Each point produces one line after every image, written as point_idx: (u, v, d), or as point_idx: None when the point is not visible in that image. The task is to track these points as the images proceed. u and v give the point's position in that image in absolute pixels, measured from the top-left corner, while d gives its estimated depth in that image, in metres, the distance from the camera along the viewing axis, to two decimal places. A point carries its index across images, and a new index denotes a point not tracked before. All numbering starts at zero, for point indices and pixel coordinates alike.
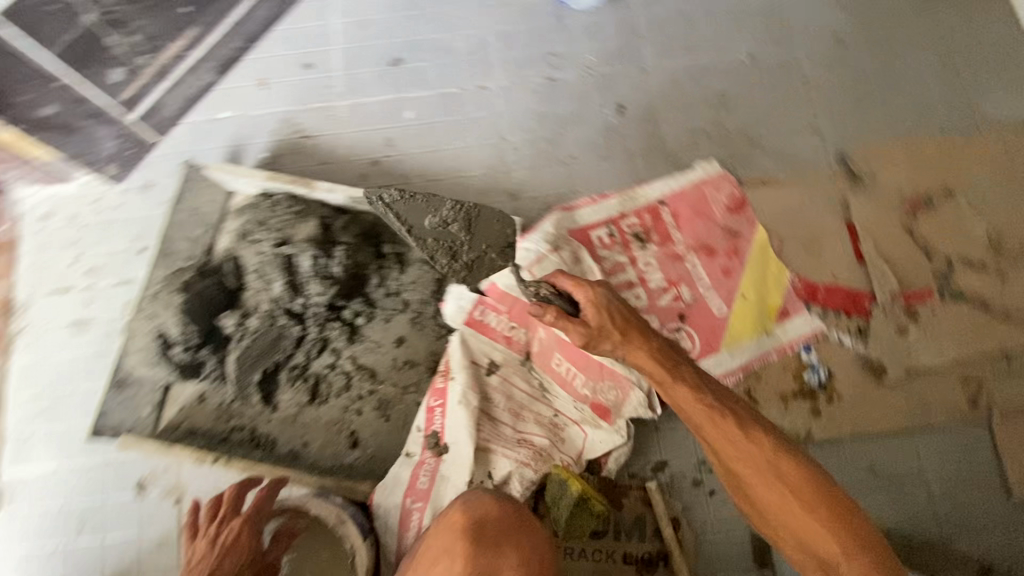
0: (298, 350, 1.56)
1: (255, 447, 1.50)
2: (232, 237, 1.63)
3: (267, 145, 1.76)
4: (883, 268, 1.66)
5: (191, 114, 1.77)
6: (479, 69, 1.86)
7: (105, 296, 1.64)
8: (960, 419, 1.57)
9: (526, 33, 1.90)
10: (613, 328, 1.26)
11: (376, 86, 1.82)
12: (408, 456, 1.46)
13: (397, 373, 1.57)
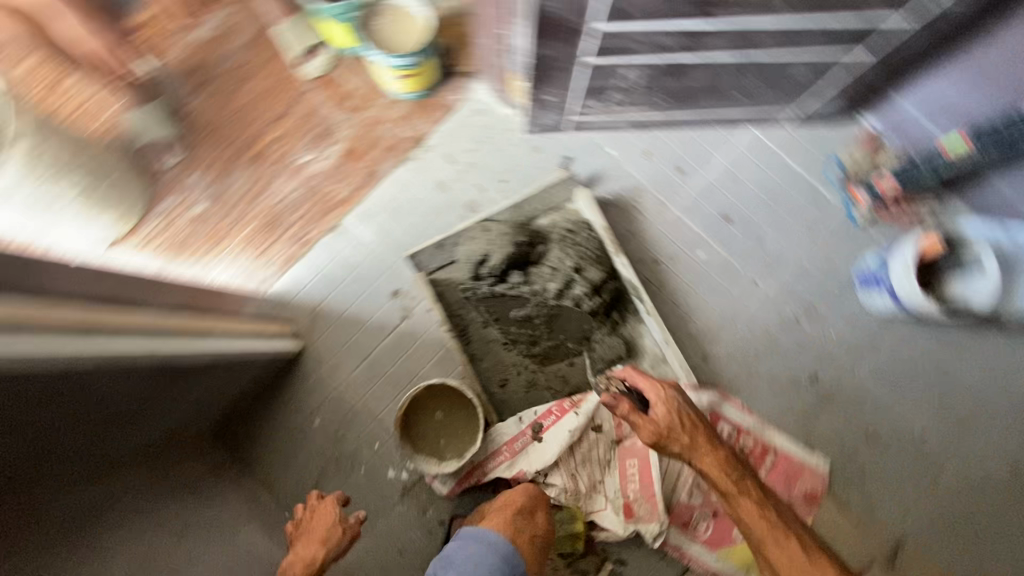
0: (496, 325, 1.61)
1: (373, 380, 1.64)
2: (469, 193, 1.68)
3: (474, 135, 1.70)
4: None
5: (480, 93, 1.71)
6: (710, 176, 1.67)
7: (353, 172, 1.71)
8: None
9: (767, 174, 1.67)
10: (688, 435, 1.20)
11: (602, 146, 1.69)
12: (502, 424, 1.53)
13: (547, 373, 1.60)
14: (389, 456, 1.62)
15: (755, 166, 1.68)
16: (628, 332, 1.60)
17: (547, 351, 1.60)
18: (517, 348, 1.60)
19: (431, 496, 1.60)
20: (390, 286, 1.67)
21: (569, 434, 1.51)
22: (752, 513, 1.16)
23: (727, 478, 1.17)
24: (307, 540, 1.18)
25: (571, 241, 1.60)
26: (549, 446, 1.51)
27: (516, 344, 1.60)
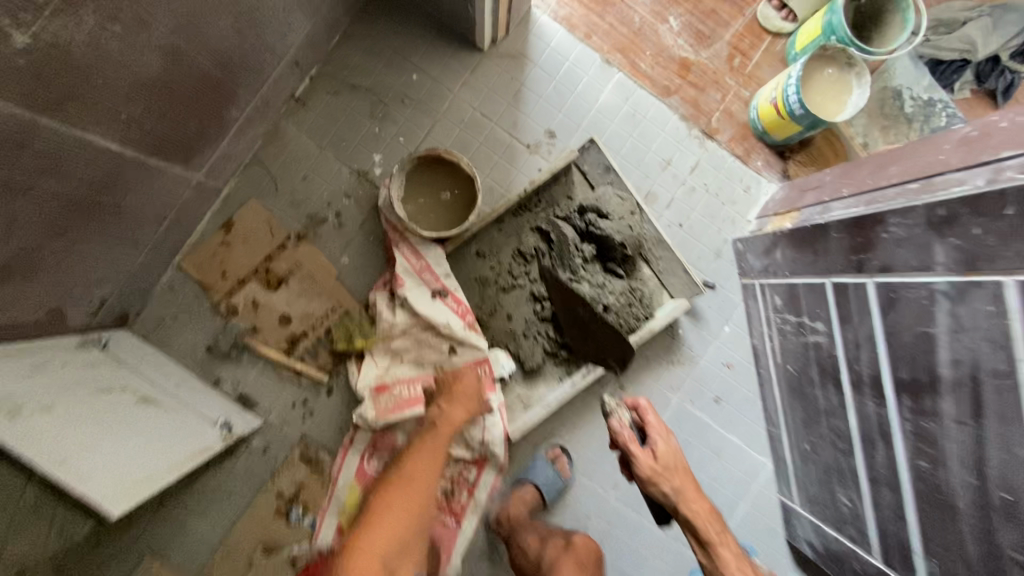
0: (535, 237, 1.61)
1: (462, 123, 1.66)
2: (662, 190, 1.67)
3: (721, 189, 1.68)
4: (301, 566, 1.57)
5: (767, 187, 1.68)
6: (709, 427, 1.68)
7: (665, 66, 1.69)
8: (234, 489, 1.60)
9: (718, 483, 1.68)
10: (687, 488, 1.22)
11: (726, 317, 1.68)
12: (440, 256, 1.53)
13: (497, 293, 1.63)
14: (393, 150, 1.65)
15: (730, 471, 1.68)
16: (545, 367, 1.65)
17: (513, 292, 1.63)
18: (512, 263, 1.63)
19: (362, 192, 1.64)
20: (555, 125, 1.66)
21: (444, 320, 1.55)
22: (727, 556, 1.17)
23: (714, 524, 1.20)
24: (450, 412, 1.45)
25: (632, 301, 1.57)
26: (431, 305, 1.54)
27: (516, 261, 1.63)
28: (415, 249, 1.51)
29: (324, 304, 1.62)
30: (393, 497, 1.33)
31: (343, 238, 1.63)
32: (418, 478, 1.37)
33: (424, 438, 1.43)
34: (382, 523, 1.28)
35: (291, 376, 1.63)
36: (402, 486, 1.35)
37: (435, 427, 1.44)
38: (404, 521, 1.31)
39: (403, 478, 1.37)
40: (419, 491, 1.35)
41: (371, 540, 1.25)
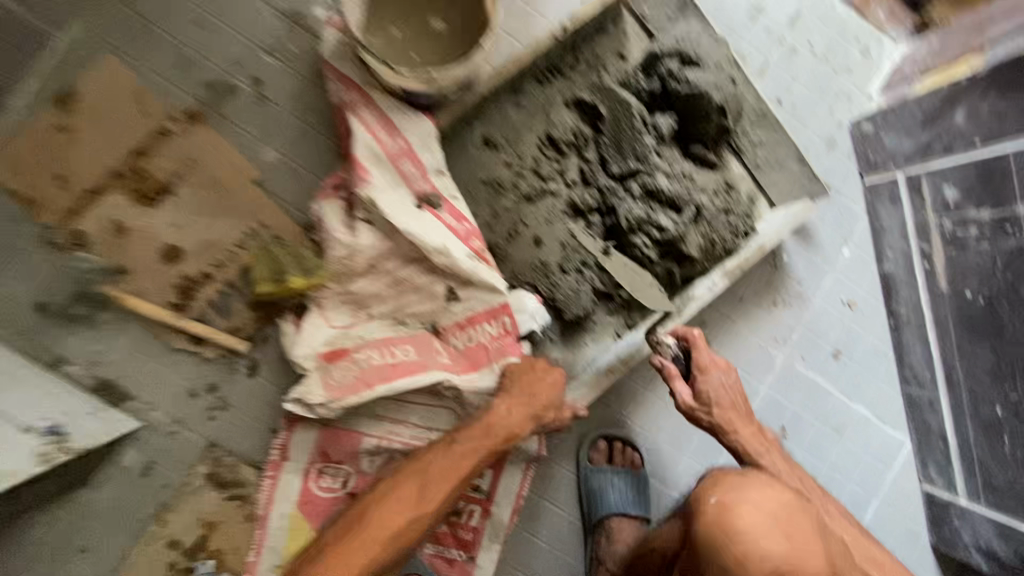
0: (575, 114, 1.04)
1: None
2: (753, 50, 1.13)
3: (834, 51, 1.16)
4: None
5: (894, 48, 1.18)
6: (825, 395, 1.16)
7: None
8: (97, 537, 0.97)
9: (839, 476, 1.17)
10: (738, 420, 0.96)
11: (846, 236, 1.16)
12: (425, 139, 0.93)
13: (518, 204, 1.04)
14: None
15: (854, 457, 1.17)
16: (593, 317, 1.07)
17: (544, 203, 1.03)
18: (541, 156, 1.04)
19: (296, 47, 1.01)
20: None
21: (439, 245, 0.95)
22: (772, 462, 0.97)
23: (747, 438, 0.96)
24: (483, 426, 0.94)
25: (730, 205, 1.03)
26: (415, 218, 0.93)
27: (547, 153, 1.04)
28: (386, 117, 0.89)
29: (237, 227, 0.98)
30: (376, 529, 0.87)
31: (266, 121, 1.00)
32: (412, 503, 0.89)
33: (436, 447, 0.93)
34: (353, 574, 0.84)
35: (186, 347, 0.98)
36: (387, 513, 0.88)
37: (462, 439, 0.92)
38: (395, 522, 0.88)
39: (394, 493, 0.89)
40: (411, 519, 0.88)
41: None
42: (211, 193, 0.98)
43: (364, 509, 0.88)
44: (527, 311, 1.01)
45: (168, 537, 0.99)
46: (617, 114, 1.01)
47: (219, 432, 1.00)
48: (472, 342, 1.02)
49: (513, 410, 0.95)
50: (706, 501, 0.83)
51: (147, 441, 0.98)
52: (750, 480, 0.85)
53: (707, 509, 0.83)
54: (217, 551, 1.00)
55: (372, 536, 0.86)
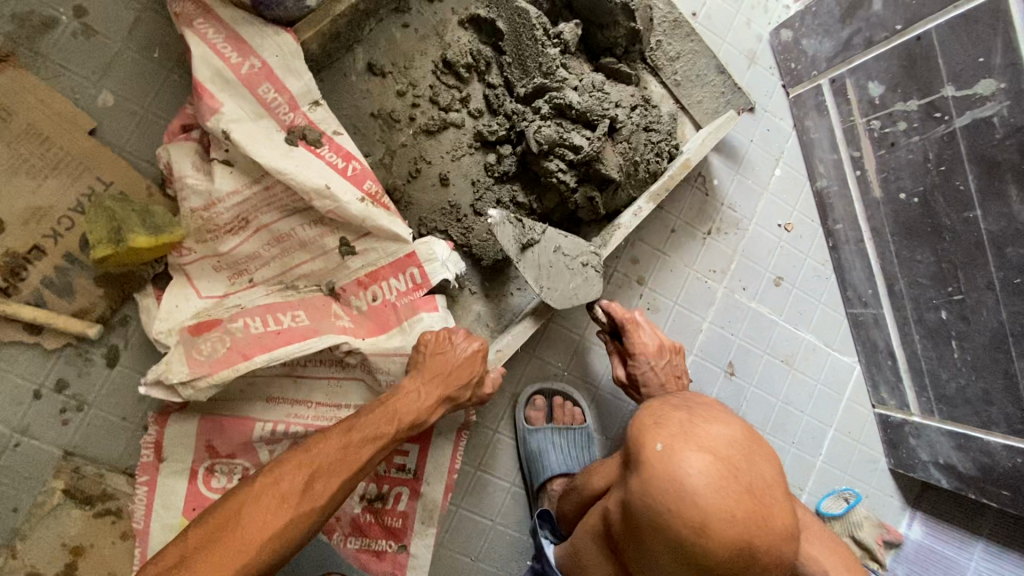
0: (471, 36, 0.94)
1: None
2: None
3: None
4: None
5: None
6: (769, 324, 1.10)
7: None
8: None
9: (791, 407, 1.11)
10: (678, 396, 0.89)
11: (775, 154, 1.09)
12: (289, 60, 0.79)
13: (416, 138, 0.92)
14: None
15: (805, 387, 1.11)
16: None
17: (445, 137, 0.93)
18: (438, 83, 0.93)
19: None
20: None
21: (320, 186, 0.80)
22: None
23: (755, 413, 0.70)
24: (387, 407, 0.72)
25: (650, 122, 0.93)
26: (287, 156, 0.79)
27: (444, 79, 0.93)
28: (235, 34, 0.76)
29: (71, 187, 0.81)
30: (237, 545, 0.57)
31: (99, 59, 0.83)
32: (289, 504, 0.61)
33: (323, 433, 0.68)
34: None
35: (20, 338, 0.80)
36: (253, 523, 0.59)
37: (361, 423, 0.70)
38: (264, 535, 0.59)
39: (263, 491, 0.61)
40: (288, 524, 0.60)
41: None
42: (34, 147, 0.80)
43: (214, 520, 0.59)
44: (437, 258, 0.88)
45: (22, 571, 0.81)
46: (515, 26, 0.89)
47: (79, 436, 0.83)
48: (376, 300, 0.89)
49: (424, 392, 0.75)
50: (649, 448, 0.63)
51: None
52: (703, 416, 0.66)
53: (650, 461, 0.62)
54: None
55: (229, 555, 0.57)
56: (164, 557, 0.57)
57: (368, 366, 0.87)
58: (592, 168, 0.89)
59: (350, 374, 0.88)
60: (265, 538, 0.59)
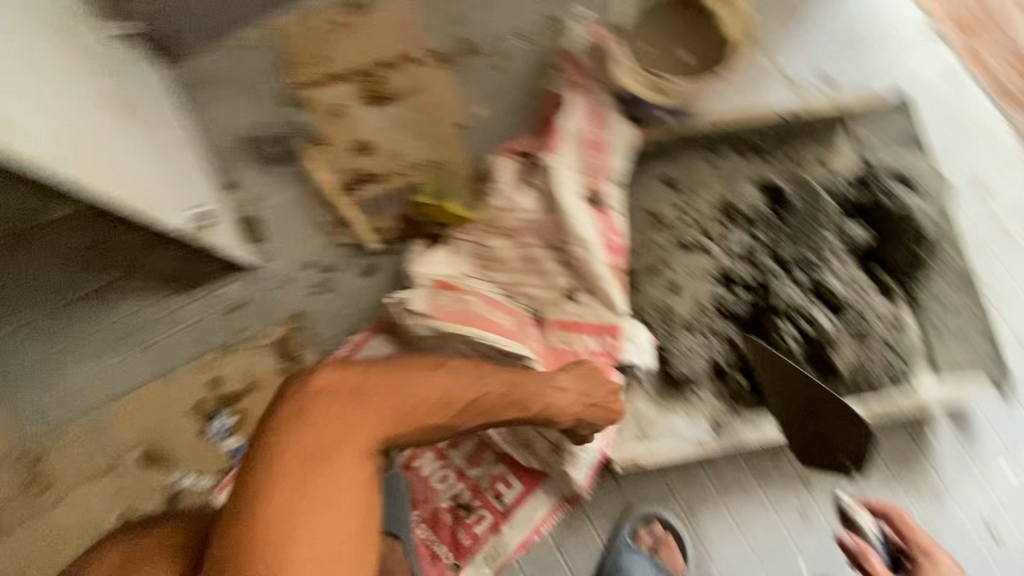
0: (762, 194, 1.05)
1: None
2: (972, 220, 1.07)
3: None
4: (199, 494, 0.95)
5: None
6: None
7: None
8: (166, 341, 1.01)
9: None
10: None
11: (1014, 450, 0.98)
12: (622, 145, 0.98)
13: (672, 244, 1.04)
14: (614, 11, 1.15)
15: None
16: (696, 387, 0.99)
17: (694, 255, 1.03)
18: (711, 215, 1.05)
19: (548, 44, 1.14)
20: (840, 74, 1.12)
21: (588, 241, 0.97)
22: None
23: None
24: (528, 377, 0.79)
25: (890, 346, 0.96)
26: (578, 207, 0.97)
27: (718, 215, 1.05)
28: (601, 112, 0.97)
29: (425, 151, 1.08)
30: (397, 405, 0.66)
31: (492, 83, 1.12)
32: (444, 408, 0.69)
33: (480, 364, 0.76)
34: (357, 446, 0.62)
35: (329, 224, 1.06)
36: (412, 395, 0.67)
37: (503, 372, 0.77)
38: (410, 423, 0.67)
39: (426, 374, 0.70)
40: (436, 421, 0.69)
41: (332, 481, 0.59)
42: (423, 119, 1.10)
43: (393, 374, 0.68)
44: (637, 341, 0.97)
45: (216, 375, 0.99)
46: (809, 212, 1.03)
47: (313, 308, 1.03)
48: (568, 345, 0.99)
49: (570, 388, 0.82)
50: None
51: (255, 284, 1.03)
52: None
53: None
54: (245, 411, 0.98)
55: (391, 415, 0.65)
56: (332, 375, 0.65)
57: None
58: (823, 351, 0.94)
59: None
60: (418, 419, 0.67)
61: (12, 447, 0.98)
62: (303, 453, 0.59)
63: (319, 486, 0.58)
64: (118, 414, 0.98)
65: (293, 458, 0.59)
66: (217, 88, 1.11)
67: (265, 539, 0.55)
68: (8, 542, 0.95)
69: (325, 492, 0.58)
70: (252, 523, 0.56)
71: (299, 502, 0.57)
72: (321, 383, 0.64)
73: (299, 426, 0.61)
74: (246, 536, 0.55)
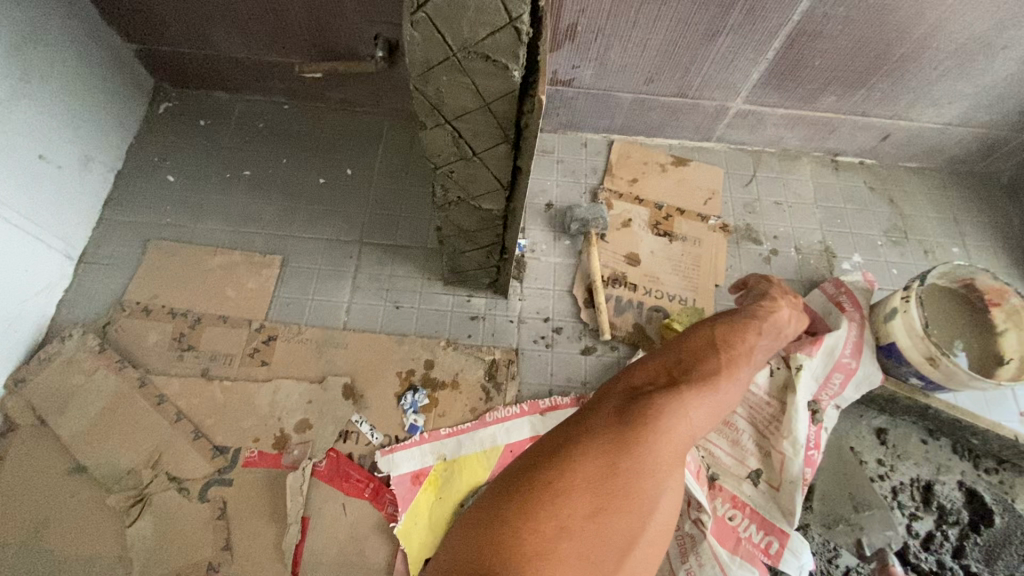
0: (968, 498, 1.07)
1: None
2: None
3: None
4: (365, 443, 1.04)
5: None
6: None
7: None
8: (409, 308, 1.16)
9: None
10: None
11: None
12: (864, 377, 1.05)
13: (865, 490, 1.06)
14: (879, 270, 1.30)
15: None
16: None
17: (884, 513, 1.04)
18: (907, 487, 1.07)
19: (813, 266, 1.30)
20: None
21: (795, 438, 1.01)
22: None
23: None
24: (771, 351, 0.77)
25: None
26: (804, 410, 1.03)
27: (914, 491, 1.07)
28: (860, 344, 1.06)
29: (681, 288, 1.23)
30: (696, 407, 0.59)
31: (755, 269, 1.28)
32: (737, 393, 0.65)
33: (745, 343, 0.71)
34: (664, 445, 0.55)
35: (579, 299, 1.21)
36: (713, 403, 0.61)
37: (737, 335, 0.72)
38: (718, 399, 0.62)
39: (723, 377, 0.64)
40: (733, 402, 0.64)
41: (644, 463, 0.53)
42: (689, 264, 1.26)
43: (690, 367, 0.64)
44: (797, 554, 0.96)
45: (433, 359, 1.12)
46: (1010, 530, 1.03)
47: (530, 353, 1.15)
48: (731, 521, 1.00)
49: (780, 311, 0.82)
50: None
51: (497, 308, 1.19)
52: None
53: None
54: (437, 400, 1.08)
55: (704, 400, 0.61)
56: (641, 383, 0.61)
57: (685, 543, 0.96)
58: None
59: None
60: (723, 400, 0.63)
61: (256, 318, 1.13)
62: (617, 438, 0.54)
63: (637, 468, 0.53)
64: (346, 341, 1.12)
65: (605, 440, 0.54)
66: (548, 159, 1.37)
67: (558, 504, 0.49)
68: (204, 387, 1.06)
69: (640, 473, 0.53)
70: (550, 479, 0.51)
71: (615, 477, 0.52)
72: (640, 385, 0.61)
73: (615, 415, 0.56)
74: (536, 490, 0.50)
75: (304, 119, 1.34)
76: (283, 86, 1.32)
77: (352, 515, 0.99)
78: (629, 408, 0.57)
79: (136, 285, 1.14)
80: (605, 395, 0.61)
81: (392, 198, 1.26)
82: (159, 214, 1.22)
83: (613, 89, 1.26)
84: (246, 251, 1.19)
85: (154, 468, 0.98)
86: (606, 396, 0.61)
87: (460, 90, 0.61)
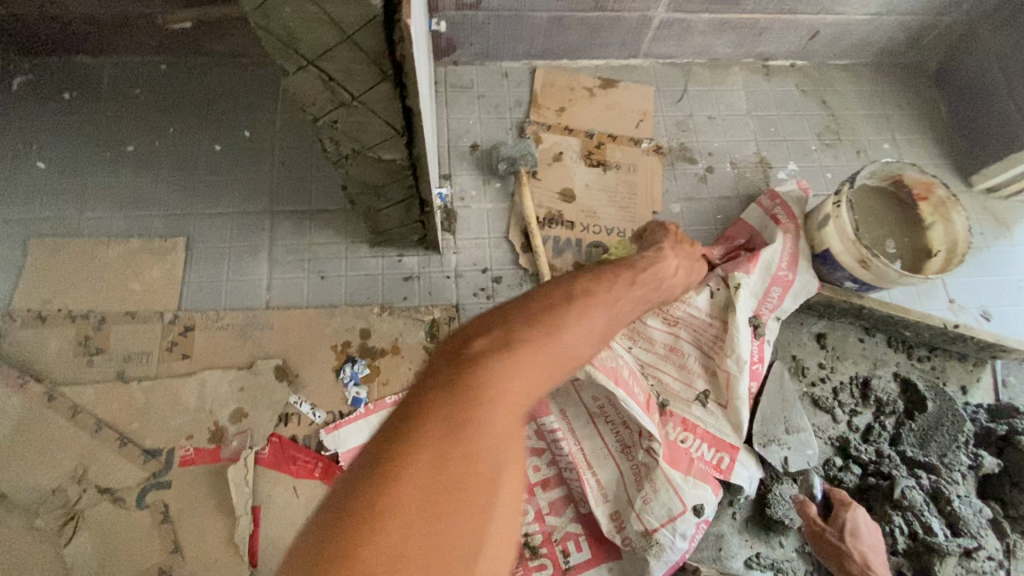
0: (900, 388, 1.12)
1: None
2: None
3: None
4: (308, 423, 0.99)
5: None
6: None
7: None
8: (337, 278, 1.09)
9: None
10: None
11: None
12: (803, 287, 1.05)
13: (805, 393, 1.10)
14: (814, 176, 1.29)
15: None
16: (784, 534, 1.01)
17: (806, 433, 1.05)
18: (847, 386, 1.11)
19: (750, 180, 1.27)
20: (997, 310, 1.19)
21: (740, 355, 1.02)
22: None
23: None
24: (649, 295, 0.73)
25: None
26: (745, 327, 1.03)
27: (853, 389, 1.11)
28: (797, 254, 1.06)
29: (620, 220, 1.19)
30: (544, 354, 0.49)
31: (693, 190, 1.25)
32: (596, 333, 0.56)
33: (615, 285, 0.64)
34: (506, 406, 0.45)
35: (516, 245, 1.15)
36: (563, 344, 0.51)
37: (603, 277, 0.65)
38: (571, 341, 0.52)
39: (585, 323, 0.55)
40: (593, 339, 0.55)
41: (489, 435, 0.42)
42: (625, 194, 1.22)
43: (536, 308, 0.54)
44: (750, 464, 0.98)
45: (368, 327, 1.06)
46: (942, 415, 1.06)
47: (470, 308, 1.10)
48: (683, 443, 1.01)
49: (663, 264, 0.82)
50: None
51: (430, 265, 1.12)
52: None
53: None
54: (378, 369, 1.04)
55: (555, 344, 0.51)
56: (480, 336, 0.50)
57: (640, 471, 0.96)
58: (924, 554, 0.95)
59: (619, 459, 0.99)
60: (577, 338, 0.53)
61: (167, 309, 1.03)
62: (455, 416, 0.42)
63: (482, 444, 0.42)
64: (272, 321, 1.04)
65: (432, 421, 0.42)
66: (468, 96, 1.26)
67: (386, 525, 0.37)
68: (121, 390, 0.97)
69: (487, 448, 0.42)
70: (373, 493, 0.38)
71: (454, 463, 0.40)
72: (476, 337, 0.49)
73: (447, 383, 0.44)
74: (352, 516, 0.37)
75: (186, 79, 1.18)
76: (154, 42, 1.15)
77: (304, 498, 0.96)
78: (463, 370, 0.46)
79: (22, 290, 1.02)
80: (433, 360, 0.48)
81: (300, 159, 1.15)
82: (35, 207, 1.07)
83: (526, 8, 1.14)
84: (145, 238, 1.07)
85: (81, 483, 0.92)
86: (438, 358, 0.48)
87: (314, 23, 0.52)
